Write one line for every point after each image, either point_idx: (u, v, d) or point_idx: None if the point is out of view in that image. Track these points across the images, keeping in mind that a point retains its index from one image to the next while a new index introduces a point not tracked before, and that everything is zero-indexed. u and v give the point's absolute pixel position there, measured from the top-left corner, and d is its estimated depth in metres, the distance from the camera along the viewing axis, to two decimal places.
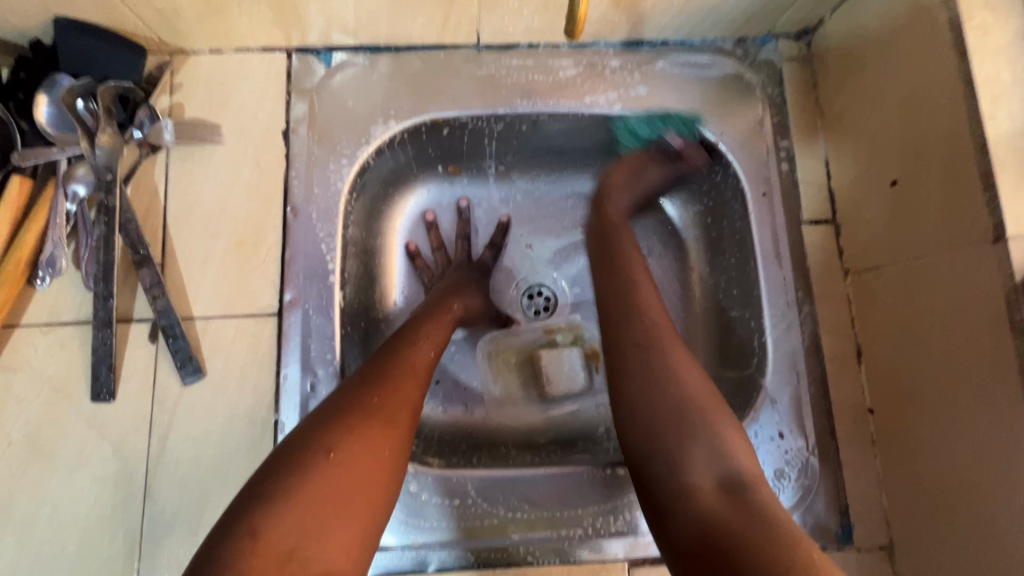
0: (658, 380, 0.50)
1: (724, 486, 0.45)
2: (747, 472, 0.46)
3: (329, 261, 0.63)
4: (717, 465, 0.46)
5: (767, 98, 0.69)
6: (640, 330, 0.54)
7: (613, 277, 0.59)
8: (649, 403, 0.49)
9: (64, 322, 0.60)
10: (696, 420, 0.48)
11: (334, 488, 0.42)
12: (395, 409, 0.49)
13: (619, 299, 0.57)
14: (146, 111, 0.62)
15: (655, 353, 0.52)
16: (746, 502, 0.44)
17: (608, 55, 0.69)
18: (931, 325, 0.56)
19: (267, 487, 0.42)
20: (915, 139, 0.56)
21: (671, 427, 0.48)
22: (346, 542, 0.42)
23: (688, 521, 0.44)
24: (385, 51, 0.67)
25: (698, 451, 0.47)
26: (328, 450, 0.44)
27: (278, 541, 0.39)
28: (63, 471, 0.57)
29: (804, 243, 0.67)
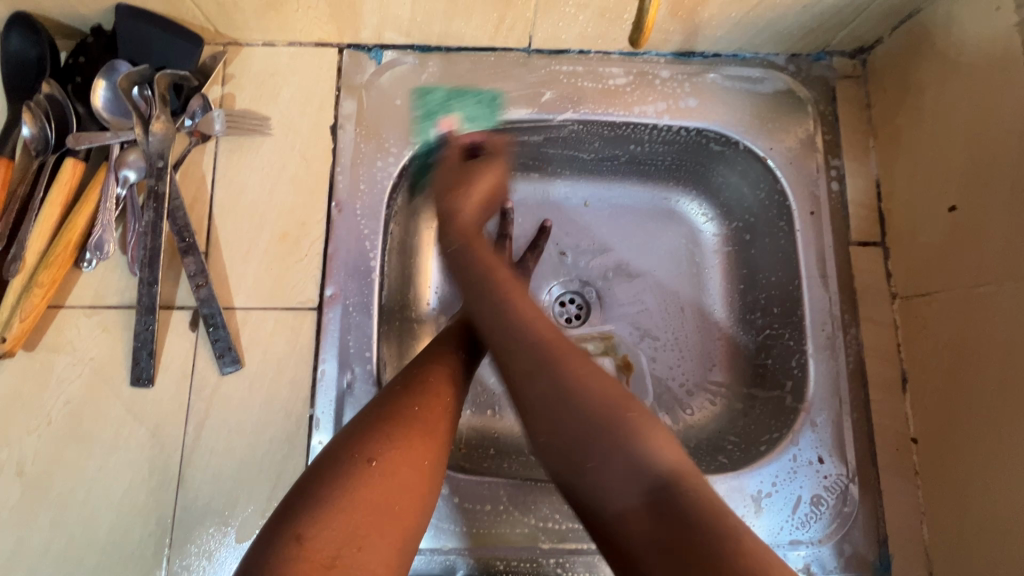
0: (552, 398, 0.47)
1: (652, 501, 0.41)
2: (673, 474, 0.42)
3: (372, 257, 0.63)
4: (640, 480, 0.42)
5: (819, 115, 0.68)
6: (526, 350, 0.50)
7: (491, 294, 0.56)
8: (551, 430, 0.46)
9: (107, 305, 0.60)
10: (604, 436, 0.44)
11: (374, 497, 0.42)
12: (433, 418, 0.49)
13: (503, 313, 0.53)
14: (200, 100, 0.63)
15: (551, 371, 0.48)
16: (674, 515, 0.40)
17: (659, 64, 0.68)
18: (987, 356, 0.54)
19: (308, 493, 0.42)
20: (981, 165, 0.55)
21: (580, 453, 0.44)
22: (386, 551, 0.41)
23: (631, 550, 0.40)
24: (435, 51, 0.67)
25: (618, 469, 0.43)
26: (369, 458, 0.44)
27: (322, 547, 0.39)
28: (100, 453, 0.57)
29: (850, 264, 0.65)
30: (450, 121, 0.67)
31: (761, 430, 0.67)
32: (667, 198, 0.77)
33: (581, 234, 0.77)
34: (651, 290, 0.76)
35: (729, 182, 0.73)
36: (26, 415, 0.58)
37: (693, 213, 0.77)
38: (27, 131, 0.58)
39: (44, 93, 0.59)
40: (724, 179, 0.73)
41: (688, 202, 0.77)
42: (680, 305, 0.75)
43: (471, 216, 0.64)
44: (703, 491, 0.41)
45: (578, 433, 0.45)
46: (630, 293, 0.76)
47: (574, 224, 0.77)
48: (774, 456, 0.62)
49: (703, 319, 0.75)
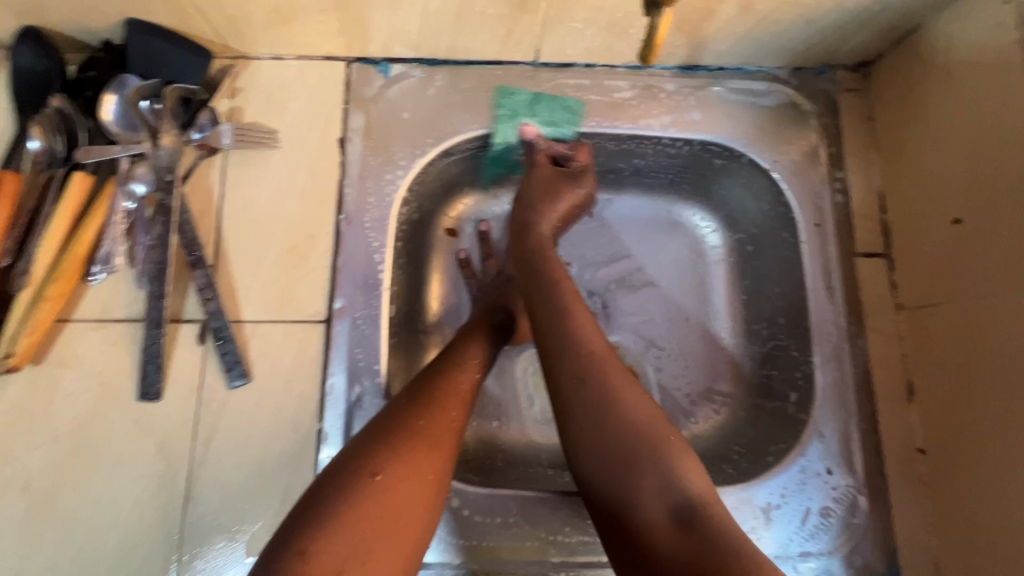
0: (594, 410, 0.48)
1: (679, 517, 0.43)
2: (703, 499, 0.44)
3: (380, 270, 0.63)
4: (669, 496, 0.44)
5: (823, 128, 0.69)
6: (575, 359, 0.50)
7: (550, 302, 0.55)
8: (591, 440, 0.47)
9: (114, 319, 0.60)
10: (643, 451, 0.46)
11: (379, 511, 0.42)
12: (440, 431, 0.48)
13: (562, 321, 0.53)
14: (208, 114, 0.63)
15: (597, 382, 0.49)
16: (699, 534, 0.42)
17: (664, 78, 0.69)
18: (993, 368, 0.54)
19: (315, 507, 0.42)
20: (984, 178, 0.56)
21: (614, 464, 0.46)
22: (391, 564, 0.41)
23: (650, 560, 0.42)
24: (442, 65, 0.68)
25: (651, 484, 0.45)
26: (374, 472, 0.43)
27: (326, 561, 0.39)
28: (107, 468, 0.57)
29: (855, 275, 0.66)
30: (531, 127, 0.68)
31: (769, 441, 0.67)
32: (672, 209, 0.78)
33: (601, 242, 0.77)
34: (657, 300, 0.76)
35: (732, 195, 0.73)
36: (32, 430, 0.57)
37: (699, 225, 0.77)
38: (36, 144, 0.58)
39: (53, 107, 0.59)
40: (727, 192, 0.74)
41: (694, 214, 0.77)
42: (683, 315, 0.75)
43: (548, 229, 0.64)
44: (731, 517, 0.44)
45: (611, 446, 0.46)
46: (636, 303, 0.76)
47: (596, 233, 0.77)
48: (783, 467, 0.62)
49: (706, 330, 0.75)
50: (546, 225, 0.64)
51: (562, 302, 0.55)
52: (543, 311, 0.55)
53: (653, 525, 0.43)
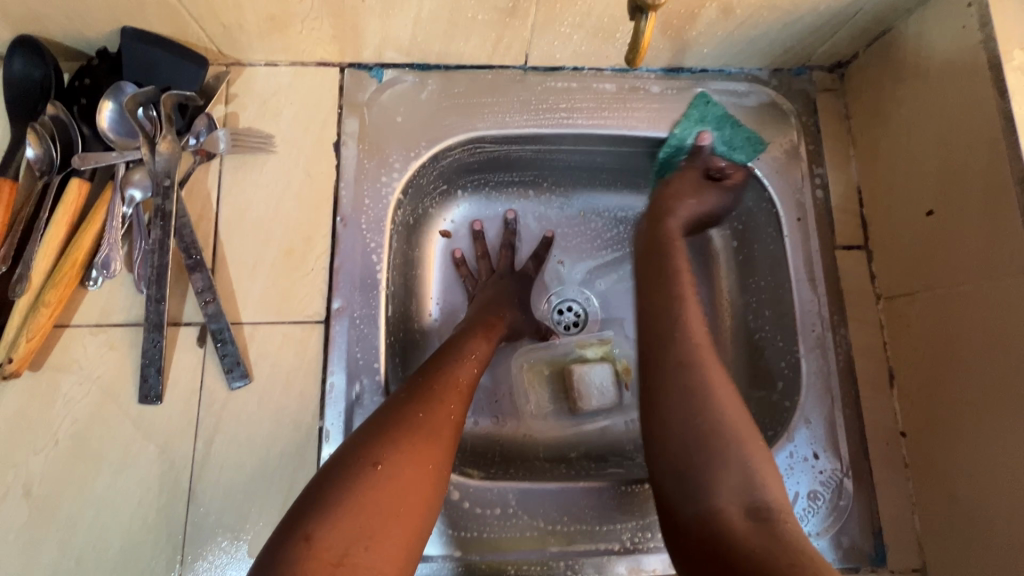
0: (695, 405, 0.52)
1: (753, 511, 0.47)
2: (777, 507, 0.48)
3: (377, 270, 0.64)
4: (748, 492, 0.48)
5: (802, 127, 0.72)
6: (681, 349, 0.56)
7: (664, 292, 0.60)
8: (680, 434, 0.52)
9: (113, 323, 0.60)
10: (733, 451, 0.50)
11: (380, 499, 0.43)
12: (438, 423, 0.50)
13: (669, 310, 0.58)
14: (205, 121, 0.64)
15: (703, 379, 0.54)
16: (776, 530, 0.46)
17: (650, 80, 0.71)
18: (968, 352, 0.57)
19: (319, 496, 0.43)
20: (953, 171, 0.58)
21: (697, 458, 0.50)
22: (393, 549, 0.43)
23: (717, 546, 0.46)
24: (434, 70, 0.70)
25: (734, 478, 0.49)
26: (375, 461, 0.44)
27: (330, 547, 0.40)
28: (109, 472, 0.58)
29: (837, 267, 0.69)
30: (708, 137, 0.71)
31: (758, 429, 0.69)
32: None
33: None
34: None
35: None
36: (32, 435, 0.57)
37: None
38: (32, 152, 0.58)
39: (49, 115, 0.59)
40: None
41: None
42: None
43: (678, 221, 0.68)
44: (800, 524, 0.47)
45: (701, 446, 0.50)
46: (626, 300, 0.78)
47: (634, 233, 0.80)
48: (773, 453, 0.64)
49: None
50: (677, 218, 0.68)
51: (677, 290, 0.60)
52: (649, 298, 0.61)
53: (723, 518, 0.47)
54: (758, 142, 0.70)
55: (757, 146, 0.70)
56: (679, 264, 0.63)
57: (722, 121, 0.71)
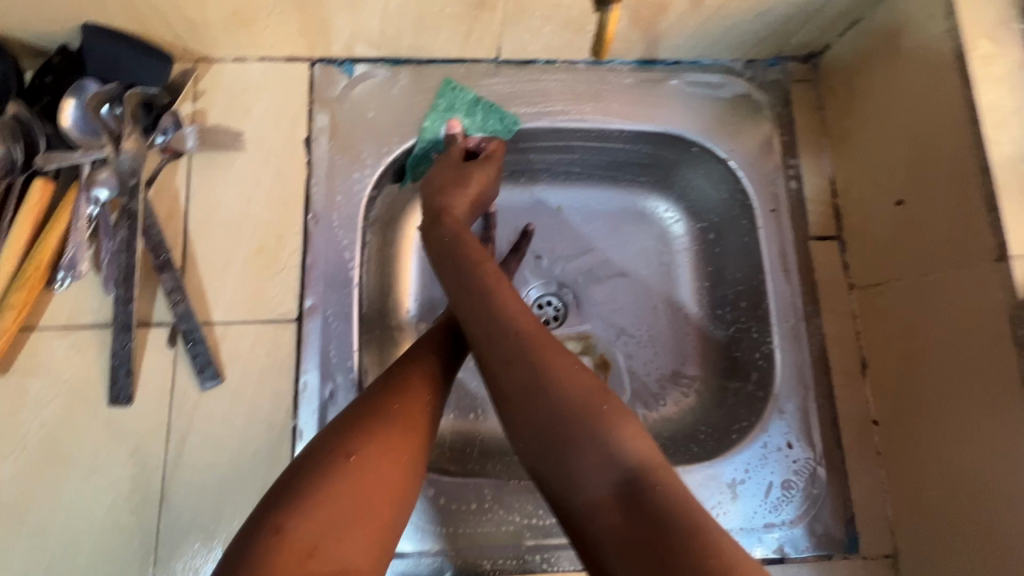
0: (531, 391, 0.46)
1: (622, 494, 0.41)
2: (649, 472, 0.42)
3: (350, 267, 0.64)
4: (610, 472, 0.42)
5: (775, 118, 0.72)
6: (502, 339, 0.48)
7: (466, 282, 0.53)
8: (527, 424, 0.46)
9: (83, 325, 0.60)
10: (579, 428, 0.44)
11: (352, 490, 0.43)
12: (413, 412, 0.49)
13: (478, 299, 0.52)
14: (171, 118, 0.63)
15: (529, 361, 0.47)
16: (646, 510, 0.40)
17: (623, 72, 0.71)
18: (936, 339, 0.57)
19: (292, 489, 0.43)
20: (920, 160, 0.59)
21: (551, 446, 0.44)
22: (367, 540, 0.42)
23: (598, 545, 0.41)
24: (406, 64, 0.69)
25: (591, 461, 0.43)
26: (349, 453, 0.44)
27: (301, 538, 0.40)
28: (78, 475, 0.57)
29: (810, 257, 0.69)
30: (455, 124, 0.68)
31: (733, 419, 0.70)
32: (638, 200, 0.80)
33: (590, 235, 0.79)
34: (623, 291, 0.78)
35: (695, 183, 0.76)
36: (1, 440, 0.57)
37: (664, 214, 0.79)
38: None
39: (11, 114, 0.57)
40: (690, 181, 0.76)
41: (660, 203, 0.79)
42: (651, 304, 0.78)
43: (462, 213, 0.62)
44: (676, 490, 0.41)
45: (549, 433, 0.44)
46: (604, 293, 0.78)
47: (589, 227, 0.79)
48: (746, 444, 0.64)
49: (673, 317, 0.77)
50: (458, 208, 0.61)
51: (473, 275, 0.54)
52: (462, 290, 0.54)
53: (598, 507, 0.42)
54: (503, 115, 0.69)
55: (503, 118, 0.69)
56: (475, 253, 0.56)
57: (472, 108, 0.69)
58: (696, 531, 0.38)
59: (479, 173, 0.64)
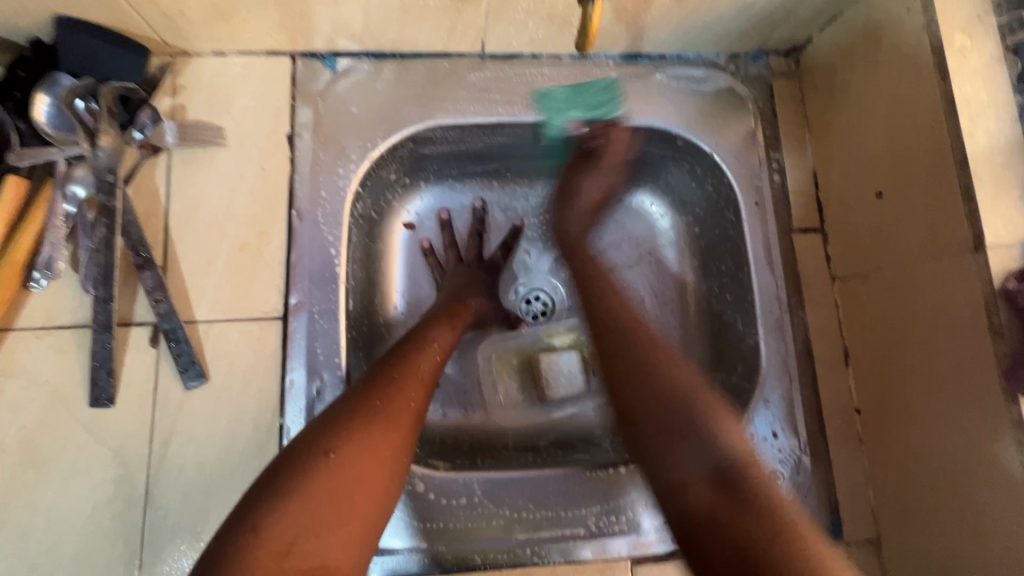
0: (645, 378, 0.52)
1: (716, 478, 0.45)
2: (743, 463, 0.46)
3: (336, 264, 0.63)
4: (708, 457, 0.47)
5: (759, 112, 0.72)
6: (616, 328, 0.56)
7: (590, 276, 0.62)
8: (638, 405, 0.51)
9: (60, 325, 0.58)
10: (686, 414, 0.49)
11: (331, 488, 0.43)
12: (397, 410, 0.49)
13: (595, 288, 0.60)
14: (149, 112, 0.61)
15: (642, 351, 0.53)
16: (741, 495, 0.44)
17: (608, 67, 0.71)
18: (916, 328, 0.59)
19: (270, 486, 0.42)
20: (899, 153, 0.60)
21: (660, 425, 0.49)
22: (345, 538, 0.42)
23: (684, 519, 0.45)
24: (390, 58, 0.68)
25: (687, 446, 0.47)
26: (328, 450, 0.44)
27: (278, 536, 0.40)
28: (59, 478, 0.56)
29: (793, 249, 0.70)
30: (577, 122, 0.70)
31: None
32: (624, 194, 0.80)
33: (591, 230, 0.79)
34: None
35: (680, 177, 0.76)
36: None
37: (649, 208, 0.80)
38: None
39: None
40: (675, 175, 0.76)
41: (645, 197, 0.80)
42: (637, 297, 0.78)
43: (577, 226, 0.68)
44: (768, 481, 0.46)
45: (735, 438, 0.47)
46: None
47: None
48: None
49: (659, 309, 0.78)
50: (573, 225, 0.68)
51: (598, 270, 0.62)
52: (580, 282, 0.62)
53: (700, 503, 0.45)
54: (613, 92, 0.70)
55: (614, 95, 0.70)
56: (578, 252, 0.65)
57: (574, 99, 0.69)
58: (784, 518, 0.43)
59: (599, 175, 0.69)
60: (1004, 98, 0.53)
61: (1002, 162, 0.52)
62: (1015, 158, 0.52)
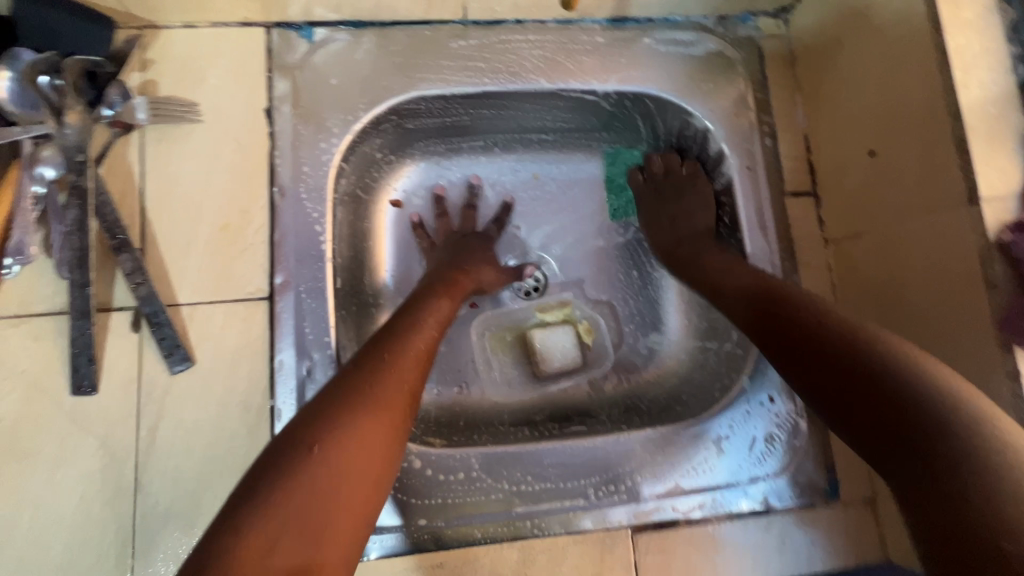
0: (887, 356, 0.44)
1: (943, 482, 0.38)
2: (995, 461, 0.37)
3: (322, 241, 0.61)
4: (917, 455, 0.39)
5: (749, 75, 0.71)
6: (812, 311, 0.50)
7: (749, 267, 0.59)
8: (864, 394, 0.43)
9: (35, 313, 0.56)
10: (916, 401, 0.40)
11: (318, 482, 0.41)
12: (389, 396, 0.47)
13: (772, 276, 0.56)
14: (119, 88, 0.58)
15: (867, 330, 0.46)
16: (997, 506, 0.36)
17: (595, 31, 0.69)
18: (911, 288, 0.59)
19: (255, 482, 0.41)
20: (892, 110, 0.59)
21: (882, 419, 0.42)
22: (334, 533, 0.40)
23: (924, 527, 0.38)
24: (369, 27, 0.66)
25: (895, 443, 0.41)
26: (313, 443, 0.42)
27: (260, 535, 0.38)
28: (45, 469, 0.54)
29: (786, 213, 0.69)
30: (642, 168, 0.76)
31: (715, 377, 0.70)
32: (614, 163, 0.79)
33: (584, 202, 0.79)
34: (603, 255, 0.78)
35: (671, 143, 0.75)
36: None
37: None
38: None
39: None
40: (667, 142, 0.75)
41: None
42: (628, 269, 0.78)
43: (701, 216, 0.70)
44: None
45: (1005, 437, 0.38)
46: (585, 259, 0.78)
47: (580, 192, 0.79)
48: (728, 402, 0.65)
49: (649, 281, 0.77)
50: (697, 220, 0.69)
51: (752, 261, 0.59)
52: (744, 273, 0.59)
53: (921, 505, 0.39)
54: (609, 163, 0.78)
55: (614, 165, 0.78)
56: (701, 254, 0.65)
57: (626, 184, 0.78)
58: None
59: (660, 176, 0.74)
60: (997, 48, 0.52)
61: (995, 114, 0.52)
62: (1007, 109, 0.52)
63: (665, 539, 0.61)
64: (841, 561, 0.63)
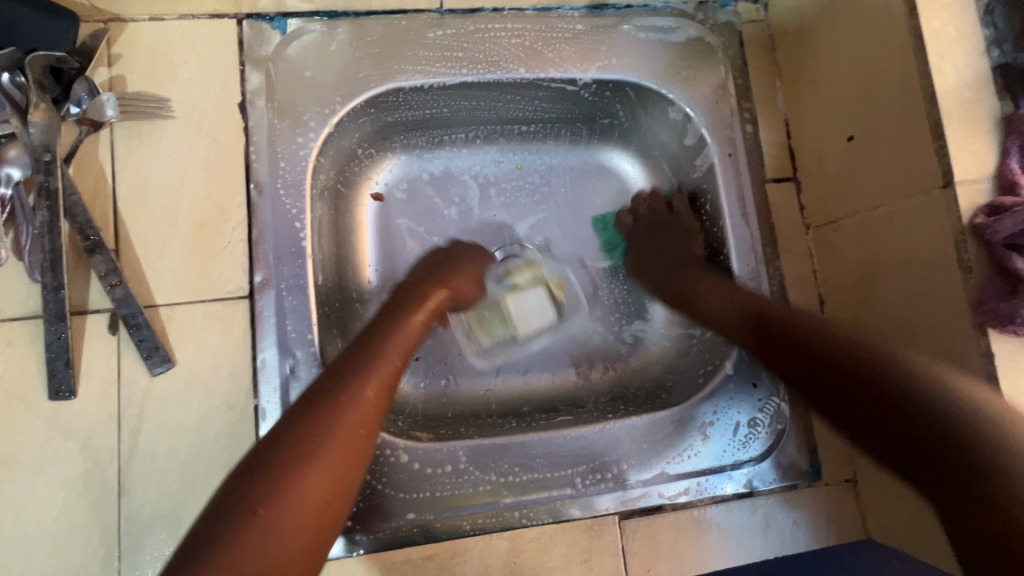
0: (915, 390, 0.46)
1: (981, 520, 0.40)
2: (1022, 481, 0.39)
3: (302, 237, 0.61)
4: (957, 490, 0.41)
5: (729, 61, 0.71)
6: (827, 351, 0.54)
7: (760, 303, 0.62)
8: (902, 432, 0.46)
9: (7, 317, 0.55)
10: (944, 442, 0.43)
11: (258, 550, 0.37)
12: (344, 444, 0.43)
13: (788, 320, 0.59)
14: (85, 85, 0.57)
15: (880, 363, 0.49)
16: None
17: (574, 18, 0.68)
18: (890, 271, 0.59)
19: (189, 556, 0.37)
20: (870, 96, 0.59)
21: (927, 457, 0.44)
22: None
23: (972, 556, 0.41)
24: (343, 17, 0.64)
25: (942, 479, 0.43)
26: (255, 507, 0.38)
27: None
28: (26, 476, 0.54)
29: (768, 200, 0.70)
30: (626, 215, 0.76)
31: (700, 362, 0.71)
32: (595, 153, 0.79)
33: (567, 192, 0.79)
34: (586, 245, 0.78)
35: (652, 131, 0.75)
36: None
37: (622, 166, 0.80)
38: None
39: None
40: (648, 130, 0.75)
41: (617, 154, 0.79)
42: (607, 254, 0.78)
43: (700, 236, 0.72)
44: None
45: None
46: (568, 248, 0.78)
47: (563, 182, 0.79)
48: (713, 388, 0.66)
49: None
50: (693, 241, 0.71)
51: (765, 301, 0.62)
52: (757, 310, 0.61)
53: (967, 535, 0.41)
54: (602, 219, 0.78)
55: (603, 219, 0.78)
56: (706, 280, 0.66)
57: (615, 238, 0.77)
58: None
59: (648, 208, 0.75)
60: (971, 32, 0.53)
61: (970, 97, 0.52)
62: (981, 93, 0.52)
63: (652, 524, 0.62)
64: (823, 540, 0.64)
